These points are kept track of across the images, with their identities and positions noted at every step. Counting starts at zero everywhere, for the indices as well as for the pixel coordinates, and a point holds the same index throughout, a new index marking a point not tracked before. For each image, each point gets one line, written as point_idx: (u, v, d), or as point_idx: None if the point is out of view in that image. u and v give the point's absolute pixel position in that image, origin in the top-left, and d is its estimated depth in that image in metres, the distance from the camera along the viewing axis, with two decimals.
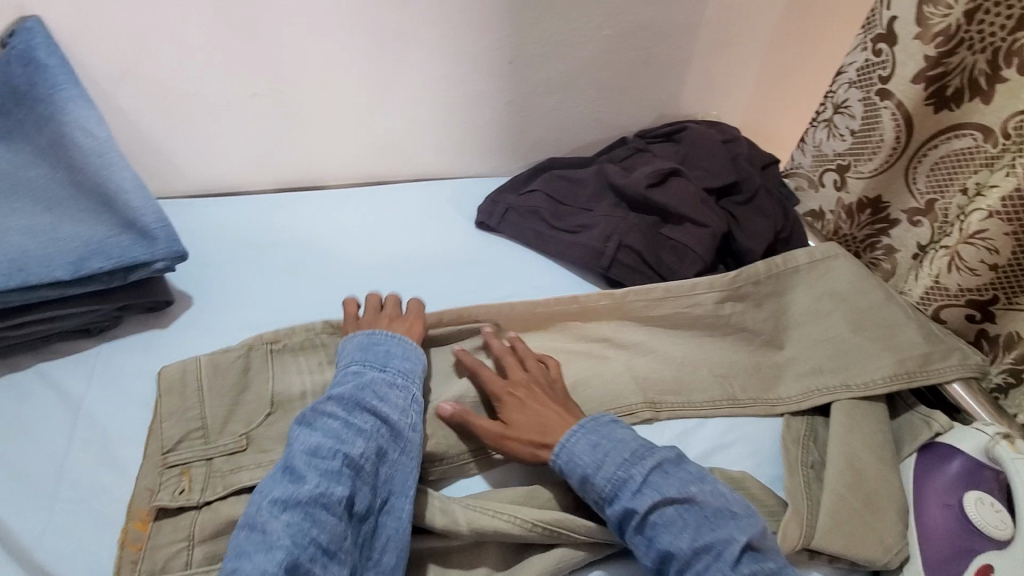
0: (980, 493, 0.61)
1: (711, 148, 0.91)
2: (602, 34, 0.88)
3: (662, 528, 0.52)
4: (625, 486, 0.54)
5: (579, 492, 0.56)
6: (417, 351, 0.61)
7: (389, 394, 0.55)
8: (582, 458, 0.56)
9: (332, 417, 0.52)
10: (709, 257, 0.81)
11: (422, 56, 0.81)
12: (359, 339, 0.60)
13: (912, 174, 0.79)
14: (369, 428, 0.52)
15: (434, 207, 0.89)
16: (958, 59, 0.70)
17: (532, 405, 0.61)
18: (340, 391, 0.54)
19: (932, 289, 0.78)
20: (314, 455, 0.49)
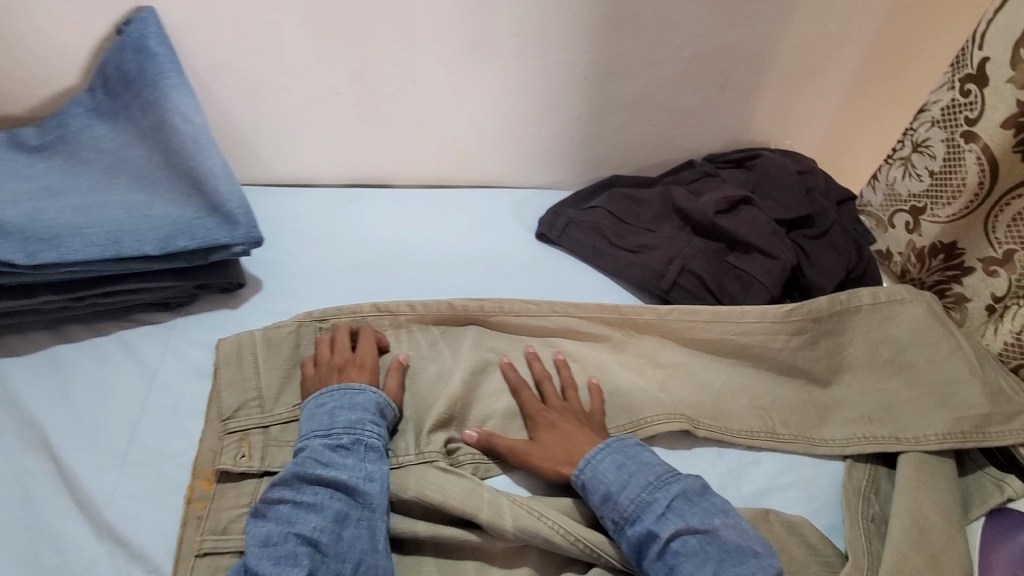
0: None
1: (785, 178, 0.90)
2: (682, 54, 0.89)
3: (683, 557, 0.52)
4: (647, 509, 0.55)
5: (599, 513, 0.58)
6: (367, 395, 0.59)
7: (334, 455, 0.55)
8: (606, 477, 0.58)
9: (280, 502, 0.52)
10: (777, 290, 0.78)
11: (500, 67, 0.85)
12: (308, 406, 0.59)
13: (992, 223, 0.77)
14: (316, 501, 0.52)
15: (497, 215, 0.93)
16: None
17: (561, 428, 0.63)
18: (286, 471, 0.54)
19: (1013, 345, 0.75)
20: (265, 546, 0.49)
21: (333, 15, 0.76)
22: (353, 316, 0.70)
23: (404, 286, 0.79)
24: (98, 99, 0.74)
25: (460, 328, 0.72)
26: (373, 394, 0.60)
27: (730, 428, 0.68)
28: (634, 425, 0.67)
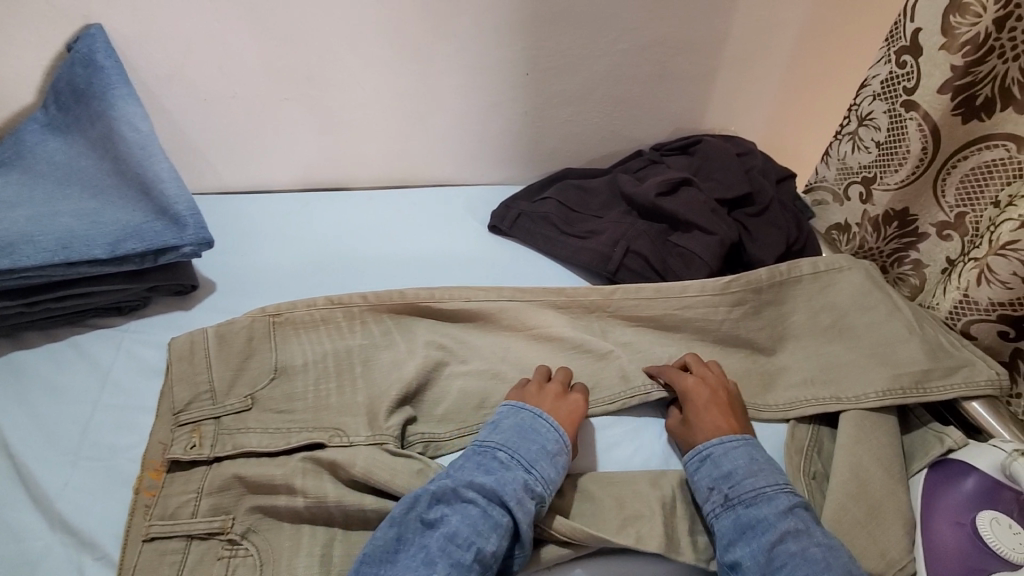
0: (997, 513, 0.56)
1: (725, 161, 0.94)
2: (619, 47, 0.93)
3: (801, 560, 0.53)
4: (770, 503, 0.57)
5: (707, 486, 0.60)
6: (565, 459, 0.59)
7: (530, 492, 0.55)
8: (739, 463, 0.60)
9: (471, 503, 0.53)
10: (717, 264, 0.81)
11: (444, 68, 0.88)
12: (523, 417, 0.61)
13: (941, 186, 0.80)
14: (502, 526, 0.53)
15: (450, 212, 0.95)
16: (989, 68, 0.71)
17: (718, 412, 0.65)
18: (483, 478, 0.55)
19: (962, 303, 0.76)
20: (450, 541, 0.51)
21: (276, 24, 0.79)
22: (308, 309, 0.70)
23: (359, 282, 0.81)
24: (51, 115, 0.77)
25: (413, 318, 0.73)
26: (569, 451, 0.61)
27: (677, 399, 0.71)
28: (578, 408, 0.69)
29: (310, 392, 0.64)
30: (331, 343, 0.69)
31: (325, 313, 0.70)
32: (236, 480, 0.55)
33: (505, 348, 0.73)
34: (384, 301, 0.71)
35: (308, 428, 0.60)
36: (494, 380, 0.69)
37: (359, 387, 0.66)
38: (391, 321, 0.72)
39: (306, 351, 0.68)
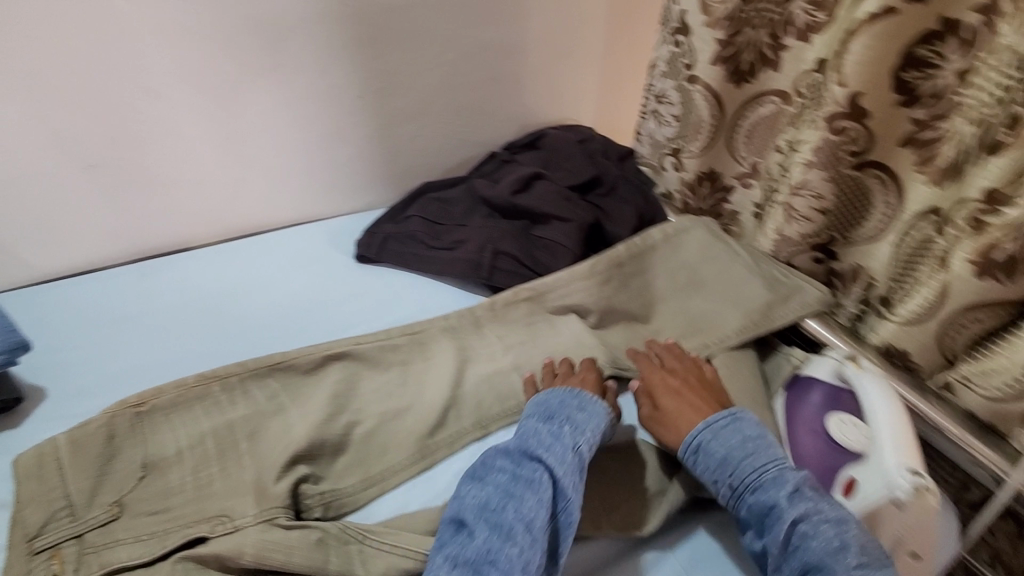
0: (841, 414, 0.66)
1: (569, 150, 1.00)
2: (447, 58, 0.94)
3: (811, 540, 0.53)
4: (775, 483, 0.57)
5: (711, 478, 0.60)
6: (597, 406, 0.64)
7: (555, 446, 0.58)
8: (727, 436, 0.61)
9: (502, 470, 0.57)
10: (579, 248, 0.86)
11: (272, 104, 0.84)
12: (564, 394, 0.64)
13: (733, 143, 0.90)
14: (535, 479, 0.55)
15: (315, 249, 0.91)
16: (746, 38, 0.82)
17: (684, 395, 0.67)
18: (506, 446, 0.59)
19: (779, 241, 0.83)
20: (482, 508, 0.54)
21: (53, 86, 0.71)
22: (179, 389, 0.64)
23: (227, 346, 0.75)
24: None
25: (301, 384, 0.69)
26: (601, 406, 0.64)
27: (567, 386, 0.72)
28: (483, 424, 0.68)
29: (189, 483, 0.58)
30: (210, 421, 0.63)
31: (199, 390, 0.65)
32: None
33: (400, 378, 0.71)
34: (263, 363, 0.68)
35: (189, 523, 0.55)
36: (394, 418, 0.66)
37: (246, 462, 0.60)
38: (274, 382, 0.68)
39: (180, 436, 0.61)
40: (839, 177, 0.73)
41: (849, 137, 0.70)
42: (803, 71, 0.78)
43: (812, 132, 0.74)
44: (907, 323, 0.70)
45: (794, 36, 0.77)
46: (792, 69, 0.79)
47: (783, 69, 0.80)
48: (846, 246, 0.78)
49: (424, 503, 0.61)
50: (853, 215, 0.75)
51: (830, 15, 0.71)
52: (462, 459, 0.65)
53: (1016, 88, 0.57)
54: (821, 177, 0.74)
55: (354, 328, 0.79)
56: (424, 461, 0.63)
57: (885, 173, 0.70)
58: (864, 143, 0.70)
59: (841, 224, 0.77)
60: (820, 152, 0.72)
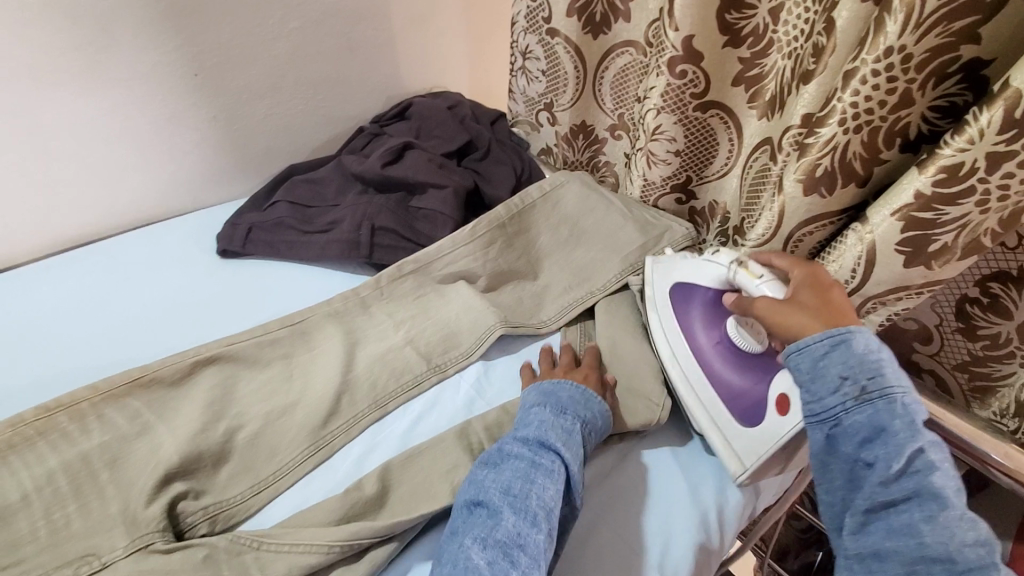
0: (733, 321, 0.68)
1: (440, 116, 0.97)
2: (291, 26, 0.87)
3: (930, 470, 0.50)
4: (911, 405, 0.52)
5: (839, 375, 0.54)
6: (598, 406, 0.63)
7: (573, 434, 0.59)
8: (878, 352, 0.54)
9: (520, 457, 0.56)
10: (458, 214, 0.84)
11: (83, 91, 0.74)
12: (572, 389, 0.64)
13: (599, 94, 0.93)
14: (554, 469, 0.55)
15: (170, 249, 0.82)
16: None
17: (831, 297, 0.60)
18: (524, 434, 0.58)
19: (646, 185, 0.88)
20: (507, 492, 0.53)
21: None
22: (14, 429, 0.55)
23: (74, 371, 0.66)
24: None
25: (170, 397, 0.62)
26: (605, 408, 0.63)
27: (464, 352, 0.71)
28: (380, 403, 0.65)
29: (38, 530, 0.50)
30: (58, 455, 0.55)
31: (40, 425, 0.56)
32: None
33: (284, 373, 0.66)
34: (120, 382, 0.61)
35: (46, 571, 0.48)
36: (281, 416, 0.62)
37: (109, 492, 0.54)
38: (135, 401, 0.61)
39: (21, 480, 0.53)
40: (686, 118, 0.79)
41: (690, 80, 0.75)
42: (653, 20, 0.81)
43: (657, 78, 0.77)
44: (760, 243, 0.74)
45: None
46: (641, 19, 0.83)
47: (634, 19, 0.84)
48: (703, 184, 0.86)
49: (325, 495, 0.58)
50: (704, 153, 0.83)
51: None
52: (361, 443, 0.63)
53: (815, 20, 0.63)
54: (671, 121, 0.78)
55: (226, 329, 0.73)
56: (319, 454, 0.60)
57: (724, 111, 0.78)
58: (702, 85, 0.75)
59: (695, 162, 0.84)
60: (667, 98, 0.77)
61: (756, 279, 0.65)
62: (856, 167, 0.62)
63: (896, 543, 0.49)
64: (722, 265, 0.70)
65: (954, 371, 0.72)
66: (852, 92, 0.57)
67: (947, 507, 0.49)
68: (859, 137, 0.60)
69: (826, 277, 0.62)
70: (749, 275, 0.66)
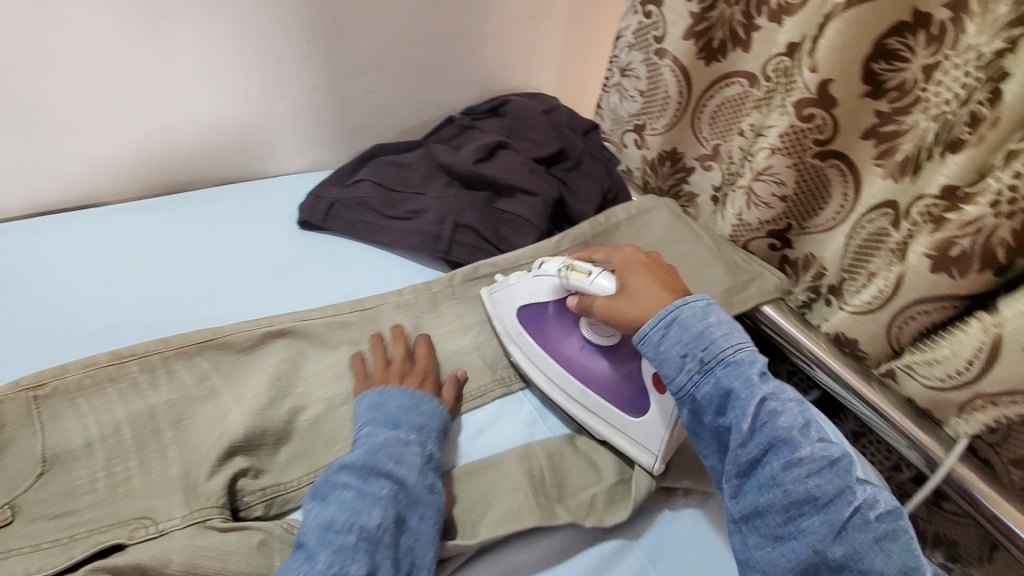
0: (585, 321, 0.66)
1: (535, 119, 0.94)
2: (403, 6, 0.84)
3: (779, 418, 0.51)
4: (749, 361, 0.53)
5: (680, 352, 0.54)
6: (431, 404, 0.59)
7: (405, 453, 0.53)
8: (704, 318, 0.55)
9: (348, 486, 0.50)
10: (544, 225, 0.82)
11: (199, 42, 0.74)
12: (371, 398, 0.58)
13: (698, 123, 0.88)
14: (385, 494, 0.50)
15: (253, 212, 0.82)
16: (718, 13, 0.79)
17: (653, 275, 0.61)
18: (352, 459, 0.52)
19: (738, 225, 0.82)
20: (327, 530, 0.47)
21: None
22: (85, 371, 0.55)
23: (149, 320, 0.66)
24: None
25: (238, 365, 0.61)
26: (439, 404, 0.60)
27: None
28: None
29: (98, 481, 0.50)
30: (124, 407, 0.54)
31: (111, 371, 0.56)
32: None
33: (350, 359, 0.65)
34: (191, 341, 0.59)
35: (103, 527, 0.47)
36: (344, 404, 0.60)
37: (170, 454, 0.53)
38: (204, 362, 0.60)
39: (88, 425, 0.52)
40: (801, 164, 0.73)
41: (816, 125, 0.69)
42: (772, 56, 0.75)
43: (778, 117, 0.72)
44: (863, 311, 0.70)
45: (769, 16, 0.75)
46: (761, 52, 0.77)
47: (752, 51, 0.78)
48: (802, 234, 0.80)
49: None
50: (811, 203, 0.76)
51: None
52: None
53: (975, 88, 0.56)
54: (785, 164, 0.73)
55: (298, 303, 0.72)
56: None
57: (844, 163, 0.71)
58: (829, 132, 0.69)
59: (799, 211, 0.78)
60: (786, 139, 0.72)
61: (589, 278, 0.63)
62: (998, 254, 0.57)
63: (769, 498, 0.49)
64: (552, 274, 0.66)
65: (1009, 464, 0.65)
66: (1016, 171, 0.53)
67: (798, 451, 0.49)
68: (1010, 223, 0.55)
69: (642, 253, 0.64)
70: (580, 276, 0.63)
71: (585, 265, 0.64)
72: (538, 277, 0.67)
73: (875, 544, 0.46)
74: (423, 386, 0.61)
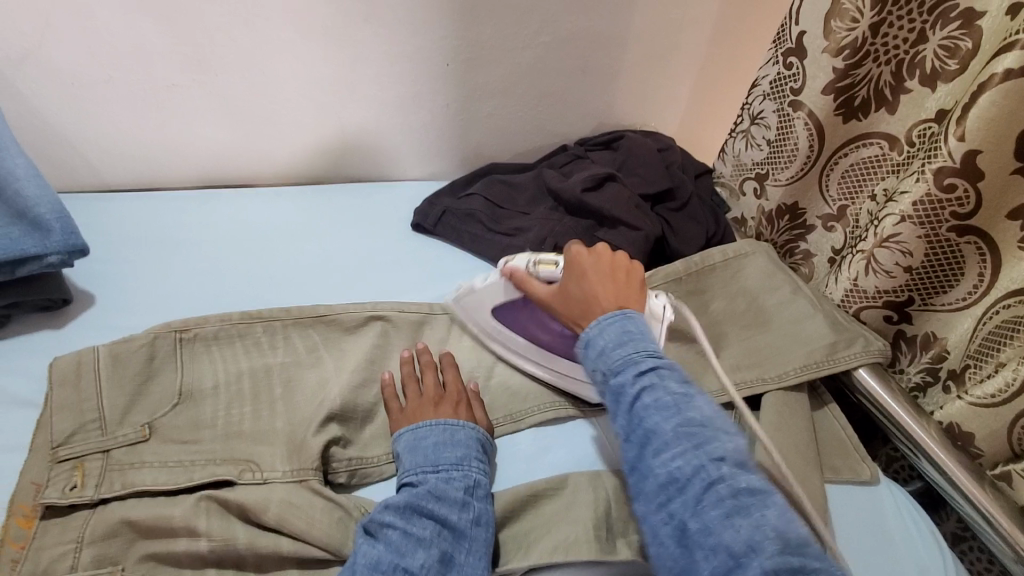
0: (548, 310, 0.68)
1: (647, 156, 0.96)
2: (541, 40, 0.90)
3: (652, 409, 0.48)
4: (632, 366, 0.51)
5: (588, 367, 0.54)
6: (467, 432, 0.59)
7: (446, 491, 0.53)
8: (606, 331, 0.54)
9: (391, 527, 0.49)
10: (641, 258, 0.82)
11: (356, 57, 0.83)
12: (407, 438, 0.58)
13: (825, 181, 0.84)
14: (428, 535, 0.49)
15: (375, 210, 0.90)
16: (865, 71, 0.76)
17: (590, 280, 0.60)
18: (395, 498, 0.52)
19: (852, 291, 0.79)
20: (373, 570, 0.46)
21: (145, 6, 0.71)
22: (221, 324, 0.63)
23: (274, 290, 0.74)
24: None
25: (345, 342, 0.67)
26: (474, 430, 0.59)
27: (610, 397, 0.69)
28: (514, 418, 0.67)
29: (219, 419, 0.57)
30: (248, 361, 0.62)
31: (242, 328, 0.64)
32: (126, 525, 0.48)
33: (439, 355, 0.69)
34: (308, 314, 0.67)
35: (215, 461, 0.53)
36: None
37: (278, 409, 0.59)
38: (316, 335, 0.67)
39: (217, 370, 0.60)
40: (934, 236, 0.68)
41: (956, 197, 0.65)
42: (923, 119, 0.71)
43: (913, 183, 0.68)
44: (976, 403, 0.68)
45: (921, 79, 0.71)
46: (906, 115, 0.74)
47: (899, 113, 0.75)
48: (924, 310, 0.73)
49: None
50: (938, 280, 0.71)
51: (962, 64, 0.66)
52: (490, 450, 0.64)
53: None
54: (914, 234, 0.69)
55: (401, 296, 0.78)
56: None
57: (984, 242, 0.65)
58: (969, 207, 0.65)
59: (925, 285, 0.72)
60: (919, 208, 0.68)
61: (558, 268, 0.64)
62: None
63: (646, 488, 0.47)
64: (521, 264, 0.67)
65: None
66: None
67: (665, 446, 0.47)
68: None
69: (600, 255, 0.63)
70: (547, 266, 0.65)
71: (553, 257, 0.66)
72: (503, 262, 0.68)
73: (726, 520, 0.42)
74: (457, 413, 0.61)
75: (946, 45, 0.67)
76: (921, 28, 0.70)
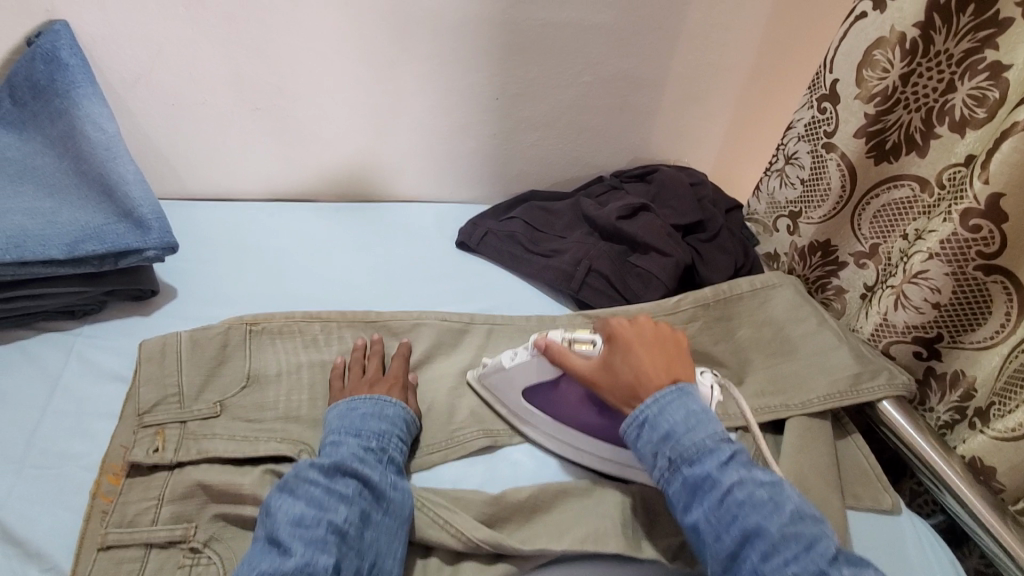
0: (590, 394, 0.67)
1: (681, 189, 1.01)
2: (584, 79, 0.98)
3: (747, 505, 0.52)
4: (710, 455, 0.55)
5: (652, 452, 0.57)
6: (395, 408, 0.63)
7: (369, 460, 0.57)
8: (672, 415, 0.57)
9: (315, 484, 0.54)
10: (672, 283, 0.87)
11: (415, 88, 0.92)
12: (340, 407, 0.62)
13: (857, 219, 0.88)
14: (350, 492, 0.54)
15: (423, 227, 0.97)
16: (896, 117, 0.80)
17: (638, 351, 0.62)
18: (318, 460, 0.56)
19: (882, 325, 0.81)
20: (297, 525, 0.51)
21: (239, 44, 0.82)
22: (285, 320, 0.70)
23: (330, 294, 0.82)
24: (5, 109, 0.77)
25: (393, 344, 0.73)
26: (401, 408, 0.63)
27: None
28: None
29: (281, 402, 0.63)
30: (307, 353, 0.68)
31: (302, 325, 0.70)
32: (198, 488, 0.55)
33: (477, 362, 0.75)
34: (362, 316, 0.73)
35: (276, 438, 0.60)
36: (462, 396, 0.71)
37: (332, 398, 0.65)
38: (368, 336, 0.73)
39: (279, 360, 0.67)
40: (962, 274, 0.71)
41: (982, 237, 0.67)
42: (954, 163, 0.75)
43: (941, 223, 0.71)
44: (998, 437, 0.70)
45: (951, 126, 0.75)
46: (936, 159, 0.77)
47: (930, 157, 0.78)
48: (953, 348, 0.75)
49: (478, 483, 0.64)
50: (966, 317, 0.73)
51: (990, 113, 0.70)
52: (524, 451, 0.68)
53: None
54: (942, 272, 0.71)
55: (444, 307, 0.84)
56: (489, 442, 0.67)
57: (1011, 281, 0.68)
58: (996, 246, 0.67)
59: (954, 322, 0.74)
60: (946, 246, 0.70)
61: (597, 347, 0.64)
62: None
63: None
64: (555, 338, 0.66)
65: None
66: None
67: (770, 540, 0.50)
68: None
69: (643, 327, 0.66)
70: (584, 344, 0.64)
71: (588, 336, 0.65)
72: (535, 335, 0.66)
73: None
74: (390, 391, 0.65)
75: (975, 95, 0.71)
76: (950, 78, 0.74)
